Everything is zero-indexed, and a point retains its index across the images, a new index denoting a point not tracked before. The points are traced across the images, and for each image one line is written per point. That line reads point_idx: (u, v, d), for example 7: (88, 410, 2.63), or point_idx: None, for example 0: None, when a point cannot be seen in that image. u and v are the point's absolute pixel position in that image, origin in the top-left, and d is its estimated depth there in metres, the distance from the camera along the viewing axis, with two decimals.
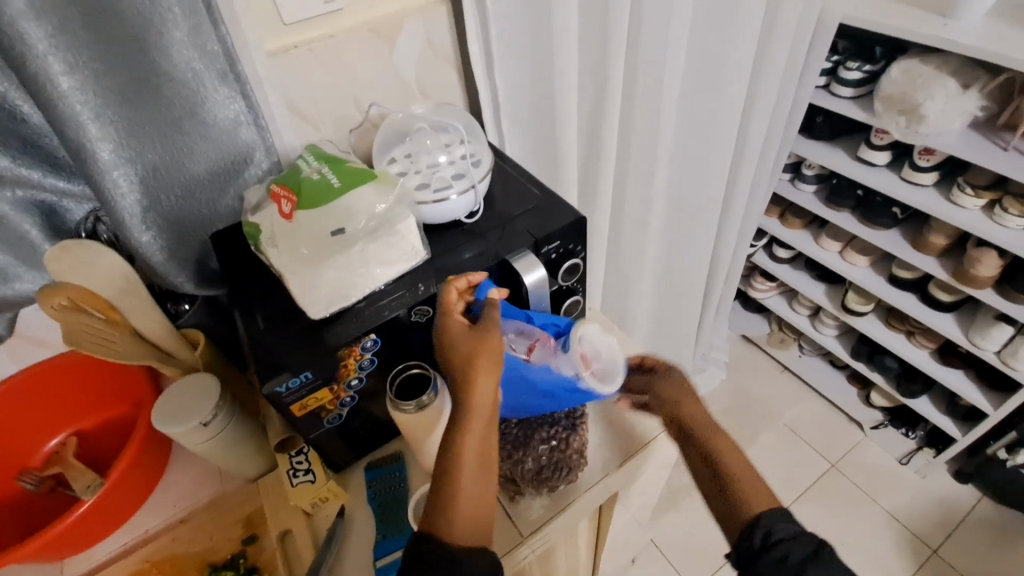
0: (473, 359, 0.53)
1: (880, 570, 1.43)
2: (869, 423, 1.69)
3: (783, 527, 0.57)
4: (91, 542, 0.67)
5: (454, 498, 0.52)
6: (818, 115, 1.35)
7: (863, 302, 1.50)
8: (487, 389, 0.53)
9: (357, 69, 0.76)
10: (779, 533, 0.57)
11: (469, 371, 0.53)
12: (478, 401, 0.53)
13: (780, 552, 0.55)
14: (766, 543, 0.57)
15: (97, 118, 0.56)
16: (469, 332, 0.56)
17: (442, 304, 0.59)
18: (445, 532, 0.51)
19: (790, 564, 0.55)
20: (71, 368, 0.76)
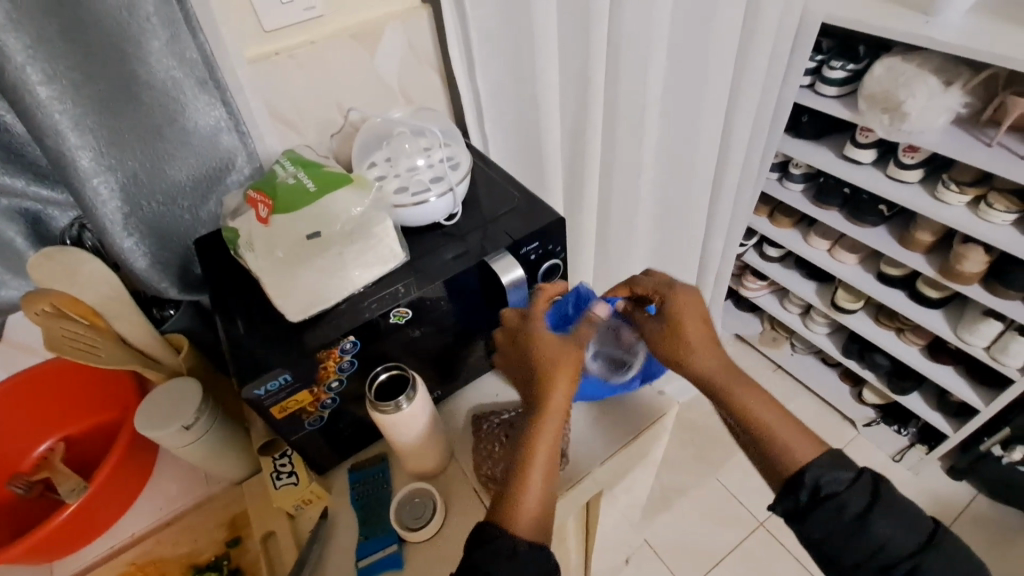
0: (550, 369, 0.60)
1: None
2: (862, 420, 1.70)
3: (833, 477, 0.57)
4: (78, 546, 0.68)
5: (518, 497, 0.56)
6: (803, 114, 1.36)
7: (852, 300, 1.51)
8: (561, 397, 0.60)
9: (338, 75, 0.77)
10: (832, 484, 0.56)
11: (550, 374, 0.60)
12: (554, 404, 0.59)
13: (834, 505, 0.56)
14: (816, 497, 0.57)
15: (77, 127, 0.57)
16: (559, 344, 0.62)
17: (531, 310, 0.65)
18: (510, 525, 0.54)
19: (848, 514, 0.55)
20: (62, 374, 0.77)
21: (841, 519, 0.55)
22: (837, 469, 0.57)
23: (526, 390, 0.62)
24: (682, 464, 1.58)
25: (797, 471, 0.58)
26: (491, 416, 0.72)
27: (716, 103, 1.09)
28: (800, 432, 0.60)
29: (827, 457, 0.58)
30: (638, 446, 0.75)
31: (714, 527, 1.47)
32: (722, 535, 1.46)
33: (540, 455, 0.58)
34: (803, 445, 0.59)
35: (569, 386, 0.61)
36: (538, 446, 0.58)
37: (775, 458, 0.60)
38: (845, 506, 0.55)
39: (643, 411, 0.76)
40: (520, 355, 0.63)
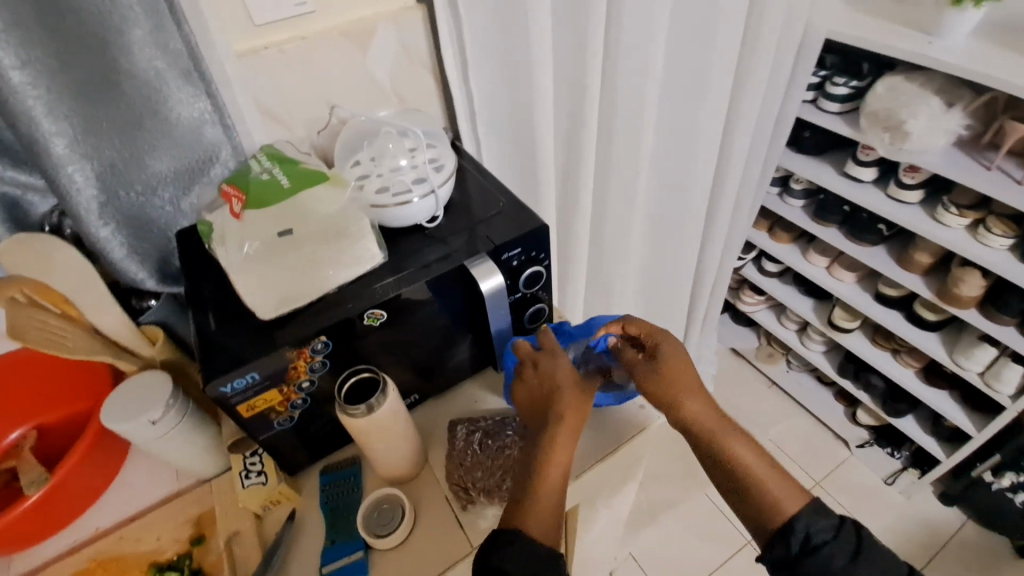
0: (566, 397, 0.61)
1: None
2: (855, 441, 1.67)
3: (822, 526, 0.56)
4: (37, 540, 0.67)
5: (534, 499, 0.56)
6: (805, 130, 1.34)
7: (849, 319, 1.49)
8: (573, 416, 0.60)
9: (329, 72, 0.76)
10: (820, 535, 0.55)
11: (559, 395, 0.61)
12: (569, 416, 0.60)
13: (825, 555, 0.54)
14: (805, 546, 0.55)
15: (51, 113, 0.56)
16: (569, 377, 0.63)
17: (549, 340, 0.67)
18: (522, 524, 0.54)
19: (838, 563, 0.54)
20: (36, 362, 0.76)
21: (830, 570, 0.54)
22: (821, 515, 0.57)
23: (539, 415, 0.62)
24: (671, 478, 1.57)
25: (786, 522, 0.57)
26: (472, 422, 0.72)
27: (715, 114, 1.08)
28: (788, 482, 0.59)
29: (813, 505, 0.58)
30: (620, 459, 0.73)
31: (699, 545, 1.45)
32: (708, 554, 1.43)
33: (556, 474, 0.58)
34: (790, 492, 0.58)
35: (582, 416, 0.61)
36: (556, 459, 0.59)
37: (764, 508, 0.58)
38: (834, 556, 0.54)
39: (623, 426, 0.74)
40: (535, 383, 0.64)
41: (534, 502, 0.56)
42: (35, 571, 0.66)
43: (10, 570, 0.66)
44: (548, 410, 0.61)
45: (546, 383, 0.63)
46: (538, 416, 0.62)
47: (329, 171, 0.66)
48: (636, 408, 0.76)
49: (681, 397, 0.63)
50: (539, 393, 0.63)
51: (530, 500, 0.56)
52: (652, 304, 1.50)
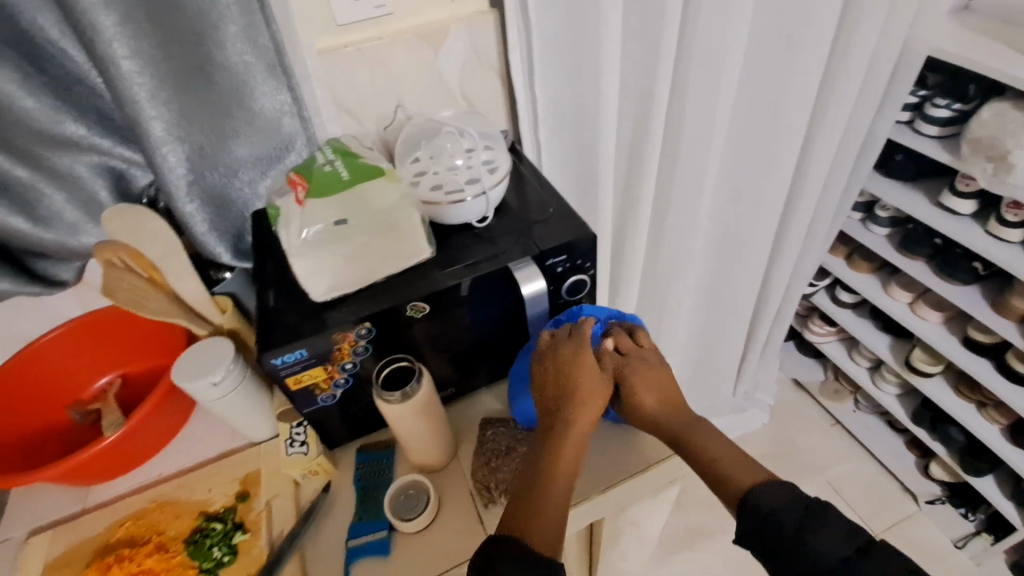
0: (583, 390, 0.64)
1: None
2: (924, 496, 1.53)
3: (773, 495, 0.56)
4: (111, 477, 0.75)
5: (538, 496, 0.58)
6: (896, 153, 1.25)
7: (931, 363, 1.37)
8: (586, 412, 0.63)
9: (403, 70, 0.81)
10: (771, 504, 0.55)
11: (573, 385, 0.64)
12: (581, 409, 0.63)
13: (773, 521, 0.54)
14: (759, 514, 0.55)
15: (153, 99, 0.62)
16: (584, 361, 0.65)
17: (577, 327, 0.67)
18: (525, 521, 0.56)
19: (787, 530, 0.53)
20: (118, 321, 0.84)
21: (783, 533, 0.53)
22: (775, 487, 0.57)
23: (553, 412, 0.64)
24: (711, 505, 1.50)
25: (742, 495, 0.58)
26: (499, 425, 0.74)
27: (792, 129, 1.03)
28: (745, 462, 0.61)
29: (769, 480, 0.58)
30: (649, 480, 0.71)
31: None
32: None
33: (567, 469, 0.60)
34: (744, 471, 0.60)
35: (596, 406, 0.63)
36: (563, 458, 0.61)
37: (723, 482, 0.60)
38: (782, 525, 0.54)
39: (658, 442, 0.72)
40: (551, 376, 0.65)
41: (539, 497, 0.57)
42: (106, 504, 0.74)
43: (86, 501, 0.75)
44: (561, 407, 0.63)
45: (566, 373, 0.64)
46: (549, 417, 0.64)
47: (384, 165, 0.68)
48: None
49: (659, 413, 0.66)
50: (554, 384, 0.65)
51: (534, 491, 0.58)
52: (709, 323, 1.44)
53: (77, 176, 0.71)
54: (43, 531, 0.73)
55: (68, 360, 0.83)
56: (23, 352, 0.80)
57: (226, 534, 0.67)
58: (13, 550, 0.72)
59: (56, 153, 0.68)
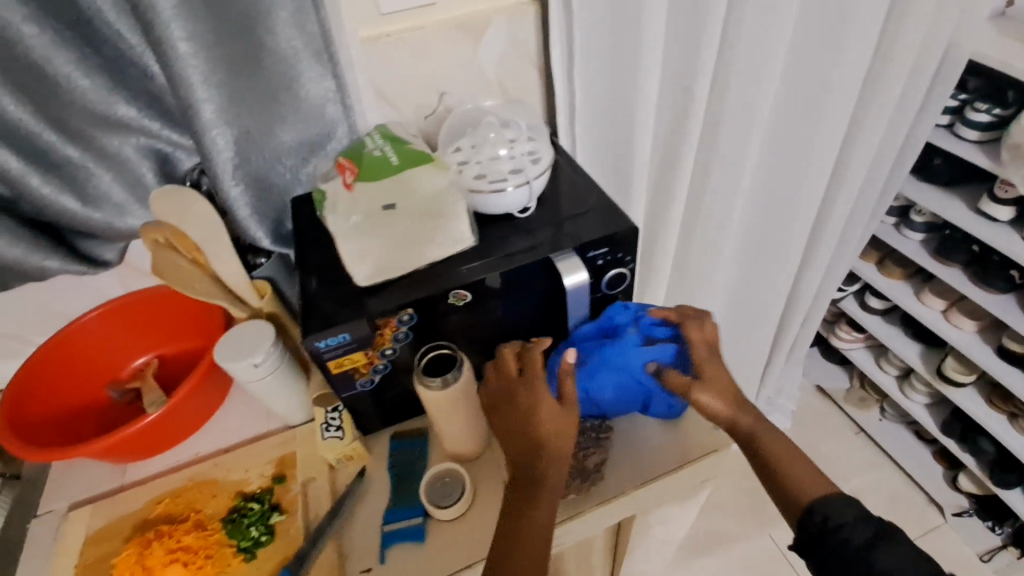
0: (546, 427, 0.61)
1: None
2: (951, 508, 1.50)
3: (839, 511, 0.59)
4: (148, 454, 0.76)
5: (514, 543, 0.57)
6: (935, 156, 1.22)
7: (964, 372, 1.34)
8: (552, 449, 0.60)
9: (444, 60, 0.81)
10: (838, 519, 0.58)
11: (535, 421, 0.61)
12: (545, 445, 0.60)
13: (841, 536, 0.57)
14: (825, 526, 0.58)
15: (206, 82, 0.63)
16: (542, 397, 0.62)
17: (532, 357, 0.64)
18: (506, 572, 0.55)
19: (853, 546, 0.56)
20: (157, 302, 0.85)
21: (847, 548, 0.56)
22: (843, 504, 0.59)
23: (521, 465, 0.61)
24: (731, 510, 1.48)
25: (806, 505, 0.61)
26: None
27: (831, 129, 1.01)
28: (814, 476, 0.62)
29: (836, 496, 0.60)
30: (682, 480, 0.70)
31: None
32: None
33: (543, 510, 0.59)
34: (813, 483, 0.62)
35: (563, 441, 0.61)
36: (540, 506, 0.59)
37: (789, 494, 0.63)
38: (849, 539, 0.56)
39: (695, 441, 0.71)
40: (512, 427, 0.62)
41: (516, 552, 0.56)
42: (145, 481, 0.76)
43: (125, 476, 0.77)
44: (531, 459, 0.60)
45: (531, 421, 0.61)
46: (519, 470, 0.61)
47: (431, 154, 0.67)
48: (692, 418, 0.73)
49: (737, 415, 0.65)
50: (516, 435, 0.62)
51: (512, 550, 0.56)
52: (734, 325, 1.43)
53: (124, 157, 0.72)
54: (83, 505, 0.74)
55: (107, 339, 0.85)
56: (65, 330, 0.81)
57: (264, 514, 0.68)
58: (55, 523, 0.74)
59: (106, 134, 0.69)
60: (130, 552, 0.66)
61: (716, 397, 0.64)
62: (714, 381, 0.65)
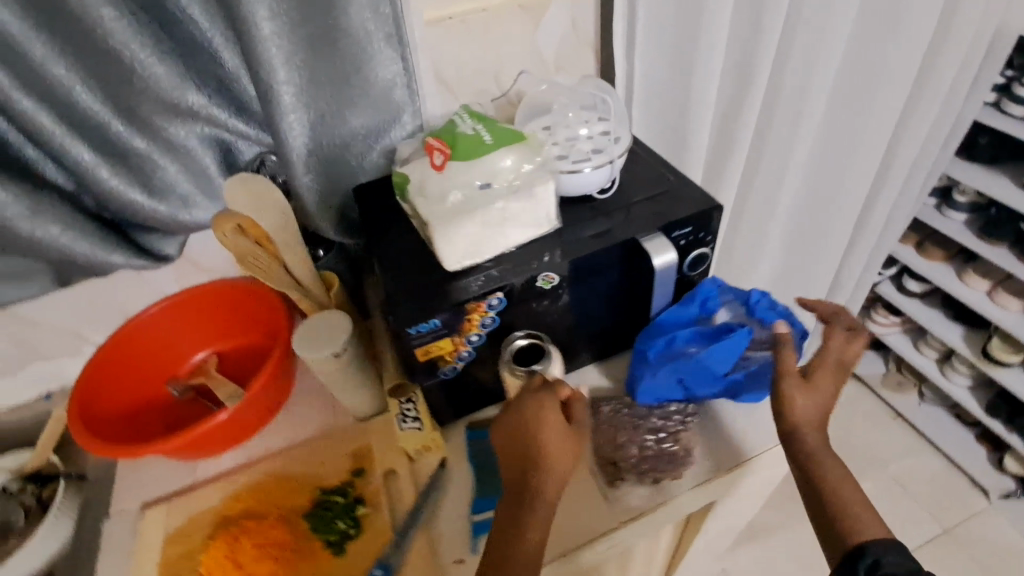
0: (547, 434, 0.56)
1: None
2: (997, 491, 1.48)
3: (897, 559, 0.50)
4: (220, 451, 0.75)
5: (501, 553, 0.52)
6: (981, 135, 1.21)
7: (1012, 352, 1.32)
8: (555, 460, 0.56)
9: (504, 44, 0.80)
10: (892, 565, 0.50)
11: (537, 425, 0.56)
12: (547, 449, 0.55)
13: None
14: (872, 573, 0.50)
15: (285, 64, 0.61)
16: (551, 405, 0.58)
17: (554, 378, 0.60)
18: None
19: None
20: (215, 297, 0.84)
21: None
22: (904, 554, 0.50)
23: (517, 467, 0.56)
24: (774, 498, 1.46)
25: (856, 546, 0.52)
26: (618, 399, 0.72)
27: (888, 106, 1.00)
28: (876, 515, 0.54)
29: (893, 541, 0.52)
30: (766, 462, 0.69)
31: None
32: None
33: (536, 521, 0.54)
34: (872, 521, 0.53)
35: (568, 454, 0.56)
36: (530, 511, 0.54)
37: (834, 524, 0.55)
38: None
39: None
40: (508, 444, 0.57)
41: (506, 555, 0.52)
42: (217, 477, 0.75)
43: (195, 473, 0.76)
44: (529, 461, 0.56)
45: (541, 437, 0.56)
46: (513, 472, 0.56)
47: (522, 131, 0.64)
48: None
49: (803, 425, 0.58)
50: (516, 450, 0.57)
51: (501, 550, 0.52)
52: None
53: (187, 147, 0.70)
54: (157, 503, 0.73)
55: (164, 336, 0.83)
56: (123, 329, 0.80)
57: (348, 507, 0.68)
58: (131, 522, 0.72)
59: (172, 122, 0.67)
60: (218, 547, 0.65)
61: (805, 403, 0.59)
62: (815, 389, 0.60)
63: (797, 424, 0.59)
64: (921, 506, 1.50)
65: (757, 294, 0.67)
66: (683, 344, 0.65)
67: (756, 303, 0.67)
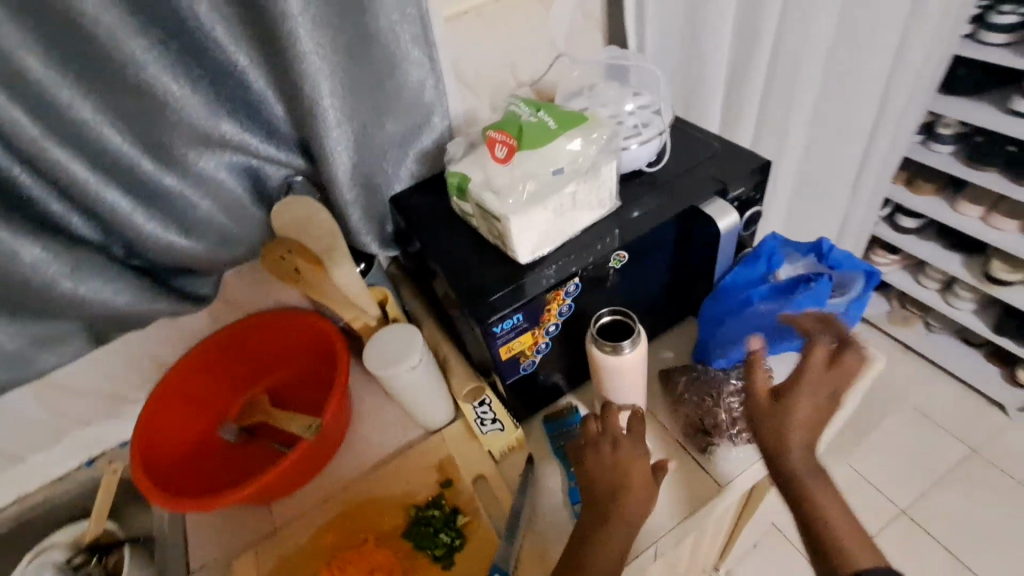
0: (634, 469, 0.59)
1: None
2: (1015, 403, 1.50)
3: None
4: (299, 486, 0.73)
5: None
6: (960, 68, 1.24)
7: (1011, 270, 1.36)
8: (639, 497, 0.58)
9: (518, 34, 0.79)
10: None
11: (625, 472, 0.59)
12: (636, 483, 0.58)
13: None
14: None
15: (325, 80, 0.59)
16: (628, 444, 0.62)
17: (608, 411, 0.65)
18: None
19: None
20: (253, 332, 0.81)
21: None
22: None
23: (605, 499, 0.58)
24: None
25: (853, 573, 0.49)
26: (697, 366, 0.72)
27: (878, 49, 1.04)
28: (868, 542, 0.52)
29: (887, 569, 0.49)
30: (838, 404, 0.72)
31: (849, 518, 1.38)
32: (862, 522, 1.38)
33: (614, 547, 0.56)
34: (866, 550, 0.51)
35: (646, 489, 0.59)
36: (612, 540, 0.56)
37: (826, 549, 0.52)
38: None
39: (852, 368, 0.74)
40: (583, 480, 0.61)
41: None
42: (300, 514, 0.73)
43: (274, 514, 0.74)
44: (615, 492, 0.58)
45: (613, 470, 0.60)
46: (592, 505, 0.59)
47: (580, 113, 0.64)
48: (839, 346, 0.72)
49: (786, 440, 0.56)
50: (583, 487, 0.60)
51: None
52: None
53: (217, 180, 0.66)
54: (241, 553, 0.70)
55: (206, 382, 0.81)
56: (164, 380, 0.76)
57: (448, 519, 0.67)
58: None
59: (202, 154, 0.63)
60: None
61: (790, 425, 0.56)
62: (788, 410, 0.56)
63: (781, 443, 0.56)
64: (947, 430, 1.52)
65: (827, 247, 0.69)
66: (760, 301, 0.67)
67: (828, 256, 0.69)
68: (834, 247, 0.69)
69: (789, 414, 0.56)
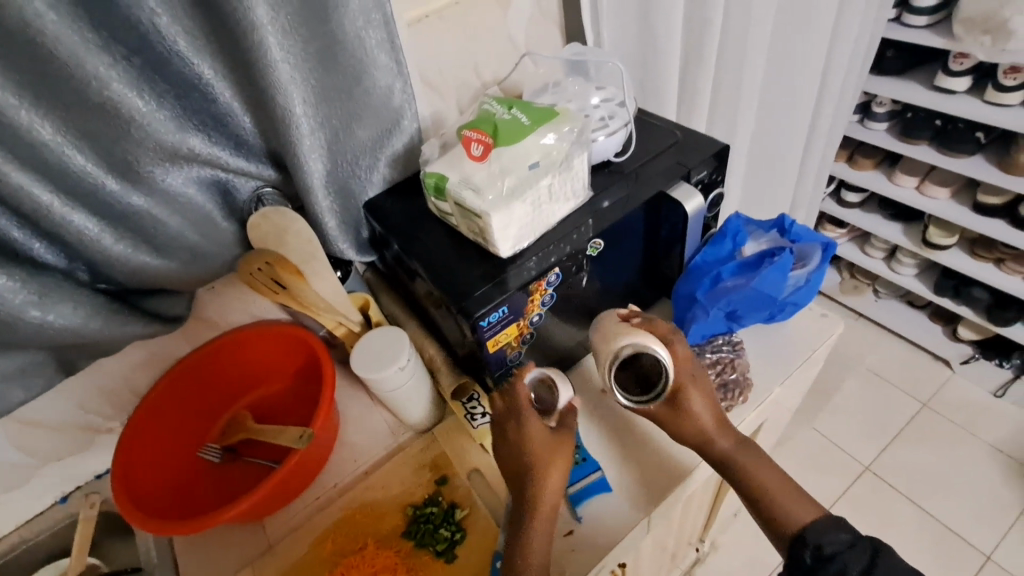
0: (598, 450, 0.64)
1: (981, 504, 1.39)
2: (958, 358, 1.62)
3: (833, 539, 0.55)
4: (292, 499, 0.73)
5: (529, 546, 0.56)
6: (888, 49, 1.33)
7: (946, 235, 1.46)
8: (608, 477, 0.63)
9: (480, 34, 0.80)
10: (832, 546, 0.55)
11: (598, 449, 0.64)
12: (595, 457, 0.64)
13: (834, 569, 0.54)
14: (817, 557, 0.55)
15: (296, 89, 0.59)
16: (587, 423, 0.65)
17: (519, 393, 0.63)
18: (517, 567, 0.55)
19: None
20: (230, 349, 0.80)
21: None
22: (838, 530, 0.56)
23: None
24: None
25: (797, 533, 0.57)
26: None
27: (816, 36, 1.10)
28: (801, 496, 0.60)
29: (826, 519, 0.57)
30: (798, 375, 0.77)
31: (818, 479, 1.47)
32: (829, 481, 1.46)
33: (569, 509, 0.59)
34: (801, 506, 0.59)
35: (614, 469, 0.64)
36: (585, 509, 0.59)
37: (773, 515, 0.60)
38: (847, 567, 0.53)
39: (815, 333, 0.78)
40: None
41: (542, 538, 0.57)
42: (294, 529, 0.72)
43: (267, 531, 0.72)
44: None
45: None
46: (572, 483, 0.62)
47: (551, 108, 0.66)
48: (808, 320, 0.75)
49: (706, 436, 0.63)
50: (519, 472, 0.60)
51: None
52: None
53: (187, 196, 0.65)
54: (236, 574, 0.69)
55: (185, 404, 0.79)
56: (142, 405, 0.74)
57: (446, 514, 0.68)
58: None
59: (171, 171, 0.62)
60: None
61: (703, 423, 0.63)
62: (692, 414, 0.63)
63: (705, 435, 0.63)
64: (898, 388, 1.63)
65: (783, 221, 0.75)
66: (729, 277, 0.71)
67: (786, 230, 0.75)
68: (790, 221, 0.75)
69: (687, 410, 0.63)
